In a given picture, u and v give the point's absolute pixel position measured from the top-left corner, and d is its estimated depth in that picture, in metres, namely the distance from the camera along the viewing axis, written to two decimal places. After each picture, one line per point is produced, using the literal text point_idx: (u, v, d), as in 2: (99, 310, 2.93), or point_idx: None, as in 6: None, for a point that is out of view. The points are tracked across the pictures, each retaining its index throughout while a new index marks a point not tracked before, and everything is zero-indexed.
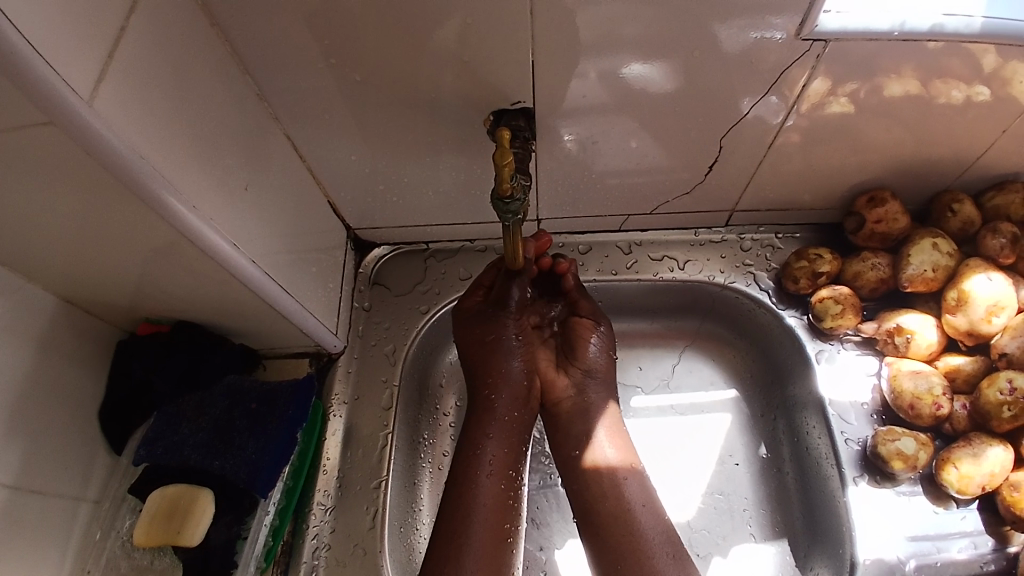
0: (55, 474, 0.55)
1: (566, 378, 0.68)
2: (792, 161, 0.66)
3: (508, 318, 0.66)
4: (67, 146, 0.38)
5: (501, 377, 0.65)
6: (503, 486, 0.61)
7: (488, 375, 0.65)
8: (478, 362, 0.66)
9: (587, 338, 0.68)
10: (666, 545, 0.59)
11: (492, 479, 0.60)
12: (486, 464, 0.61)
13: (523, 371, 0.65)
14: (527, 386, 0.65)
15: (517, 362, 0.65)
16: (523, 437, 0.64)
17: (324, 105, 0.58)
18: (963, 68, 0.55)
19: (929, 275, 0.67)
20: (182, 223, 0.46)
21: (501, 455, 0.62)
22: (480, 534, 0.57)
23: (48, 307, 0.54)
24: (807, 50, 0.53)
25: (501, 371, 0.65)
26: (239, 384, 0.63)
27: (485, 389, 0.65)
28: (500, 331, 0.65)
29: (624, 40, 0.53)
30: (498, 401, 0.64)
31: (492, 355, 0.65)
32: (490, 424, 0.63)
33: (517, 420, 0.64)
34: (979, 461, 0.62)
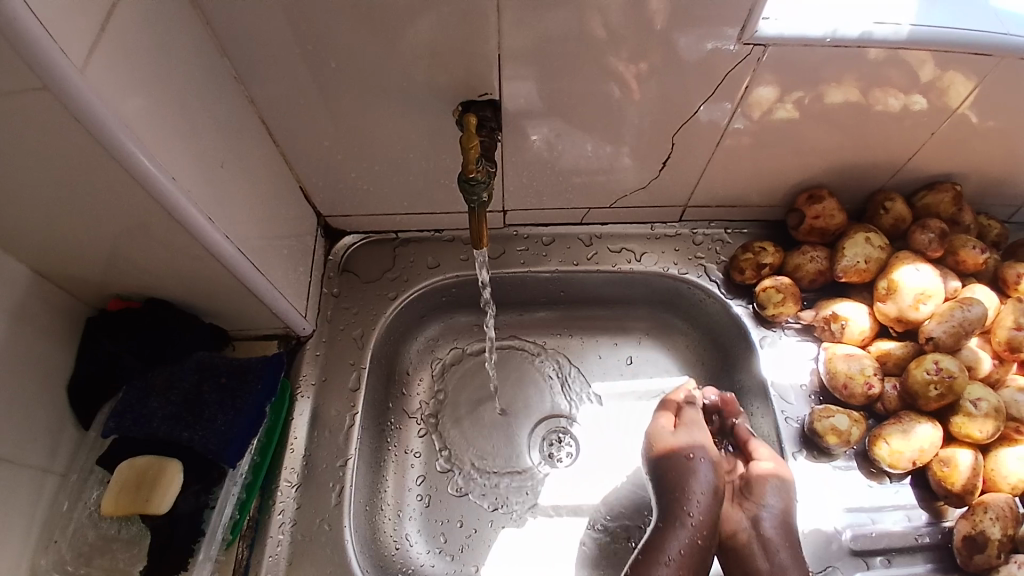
0: (23, 445, 0.56)
1: (741, 510, 0.67)
2: (743, 161, 0.71)
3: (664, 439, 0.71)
4: (58, 113, 0.40)
5: (690, 505, 0.66)
6: None
7: (671, 489, 0.67)
8: (664, 488, 0.68)
9: (766, 489, 0.66)
10: None
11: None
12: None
13: (711, 499, 0.66)
14: (711, 503, 0.66)
15: (700, 487, 0.67)
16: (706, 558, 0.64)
17: (302, 92, 0.61)
18: (897, 77, 0.61)
19: (862, 266, 0.72)
20: (165, 197, 0.48)
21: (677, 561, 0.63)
22: None
23: (22, 280, 0.55)
24: (751, 54, 0.58)
25: (681, 491, 0.66)
26: (208, 359, 0.64)
27: (671, 503, 0.66)
28: (699, 454, 0.68)
29: (588, 42, 0.57)
30: (695, 515, 0.65)
31: (682, 483, 0.67)
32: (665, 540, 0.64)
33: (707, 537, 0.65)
34: (908, 437, 0.67)
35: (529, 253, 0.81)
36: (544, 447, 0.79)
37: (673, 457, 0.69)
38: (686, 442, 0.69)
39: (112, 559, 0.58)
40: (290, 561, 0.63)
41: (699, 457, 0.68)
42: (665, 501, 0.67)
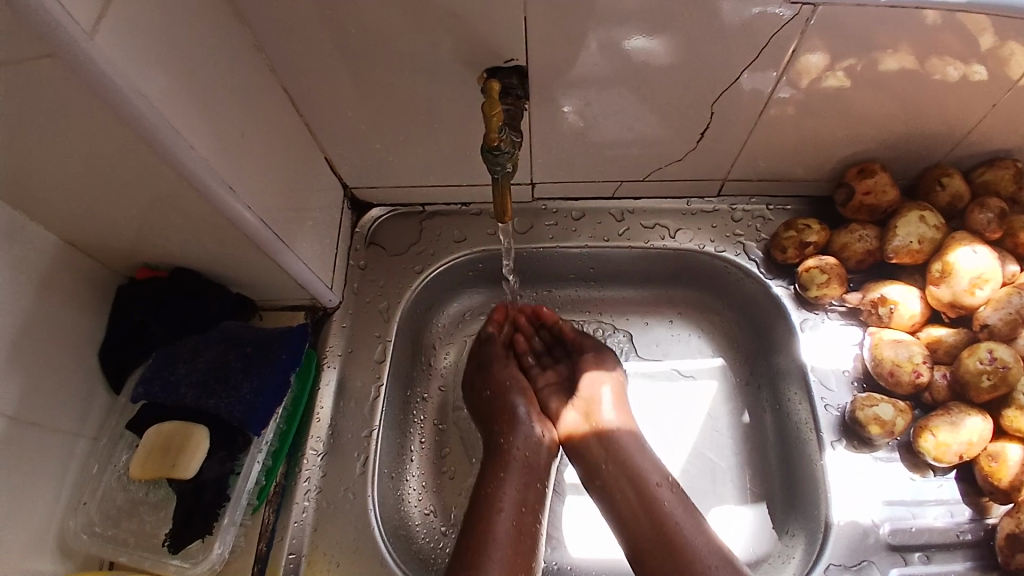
0: (52, 409, 0.57)
1: (568, 405, 0.72)
2: (786, 132, 0.67)
3: (500, 371, 0.74)
4: (70, 81, 0.40)
5: (511, 439, 0.68)
6: (517, 526, 0.61)
7: (499, 424, 0.70)
8: (489, 415, 0.72)
9: (516, 404, 0.71)
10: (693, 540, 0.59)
11: (512, 509, 0.62)
12: (498, 501, 0.62)
13: (528, 416, 0.70)
14: (539, 429, 0.70)
15: (522, 408, 0.71)
16: (538, 477, 0.66)
17: (323, 59, 0.59)
18: (956, 45, 0.55)
19: (915, 247, 0.68)
20: (180, 164, 0.48)
21: (513, 492, 0.63)
22: (498, 557, 0.58)
23: (52, 250, 0.56)
24: (799, 13, 0.53)
25: (507, 419, 0.70)
26: (235, 329, 0.65)
27: (499, 433, 0.69)
28: (512, 390, 0.72)
29: (617, 7, 0.53)
30: (517, 449, 0.67)
31: (504, 419, 0.70)
32: (505, 465, 0.66)
33: (534, 468, 0.66)
34: (957, 429, 0.63)
35: (558, 227, 0.78)
36: None
37: (485, 351, 0.76)
38: (489, 390, 0.73)
39: (140, 521, 0.60)
40: (316, 528, 0.64)
41: (500, 363, 0.75)
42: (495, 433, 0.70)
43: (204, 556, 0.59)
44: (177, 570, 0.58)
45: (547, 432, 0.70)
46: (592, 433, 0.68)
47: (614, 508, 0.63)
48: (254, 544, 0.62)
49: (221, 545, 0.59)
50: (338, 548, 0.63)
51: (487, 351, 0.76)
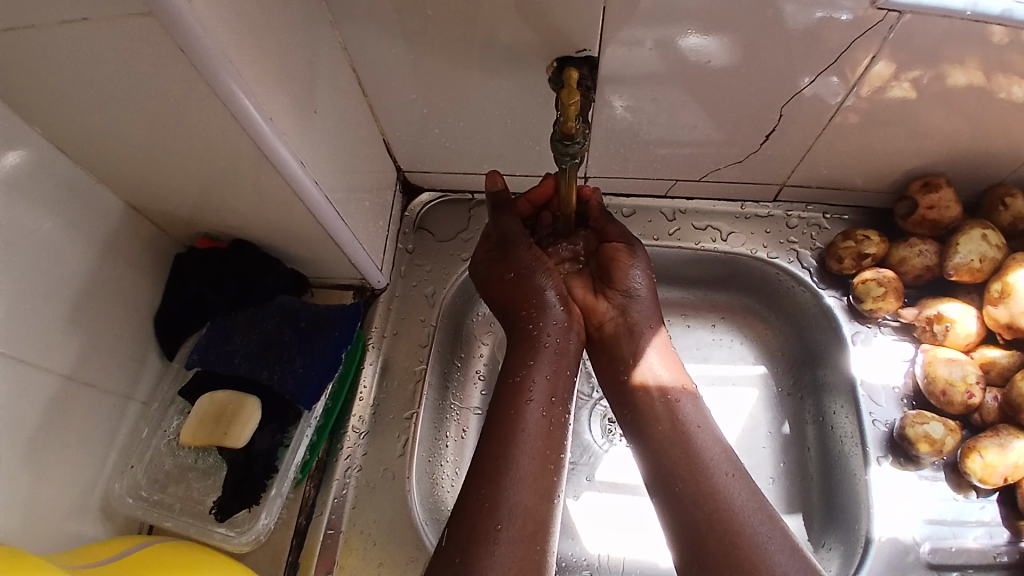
0: (108, 369, 0.58)
1: (608, 302, 0.68)
2: (849, 142, 0.66)
3: (523, 252, 0.66)
4: (163, 41, 0.40)
5: (540, 327, 0.65)
6: (543, 443, 0.58)
7: (526, 306, 0.66)
8: (511, 298, 0.66)
9: (542, 288, 0.66)
10: (734, 475, 0.57)
11: (538, 417, 0.59)
12: (528, 393, 0.60)
13: (557, 298, 0.66)
14: (566, 313, 0.66)
15: (550, 291, 0.66)
16: (570, 362, 0.64)
17: (391, 41, 0.59)
18: None
19: (975, 265, 0.67)
20: (259, 137, 0.48)
21: (544, 382, 0.62)
22: (523, 466, 0.56)
23: (115, 211, 0.57)
24: (881, 20, 0.52)
25: (536, 303, 0.66)
26: (291, 304, 0.65)
27: (526, 318, 0.65)
28: (541, 271, 0.66)
29: (692, 6, 0.52)
30: (545, 340, 0.64)
31: (531, 301, 0.65)
32: (535, 351, 0.63)
33: (565, 350, 0.64)
34: (1005, 452, 0.62)
35: None
36: (605, 424, 0.77)
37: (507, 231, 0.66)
38: (512, 271, 0.66)
39: (187, 487, 0.61)
40: (354, 505, 0.64)
41: (522, 244, 0.66)
42: (518, 320, 0.66)
43: (249, 526, 0.60)
44: (222, 539, 0.59)
45: (575, 326, 0.66)
46: (626, 327, 0.67)
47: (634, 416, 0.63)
48: (295, 516, 0.63)
49: (266, 515, 0.60)
50: (375, 527, 0.63)
51: (512, 236, 0.66)
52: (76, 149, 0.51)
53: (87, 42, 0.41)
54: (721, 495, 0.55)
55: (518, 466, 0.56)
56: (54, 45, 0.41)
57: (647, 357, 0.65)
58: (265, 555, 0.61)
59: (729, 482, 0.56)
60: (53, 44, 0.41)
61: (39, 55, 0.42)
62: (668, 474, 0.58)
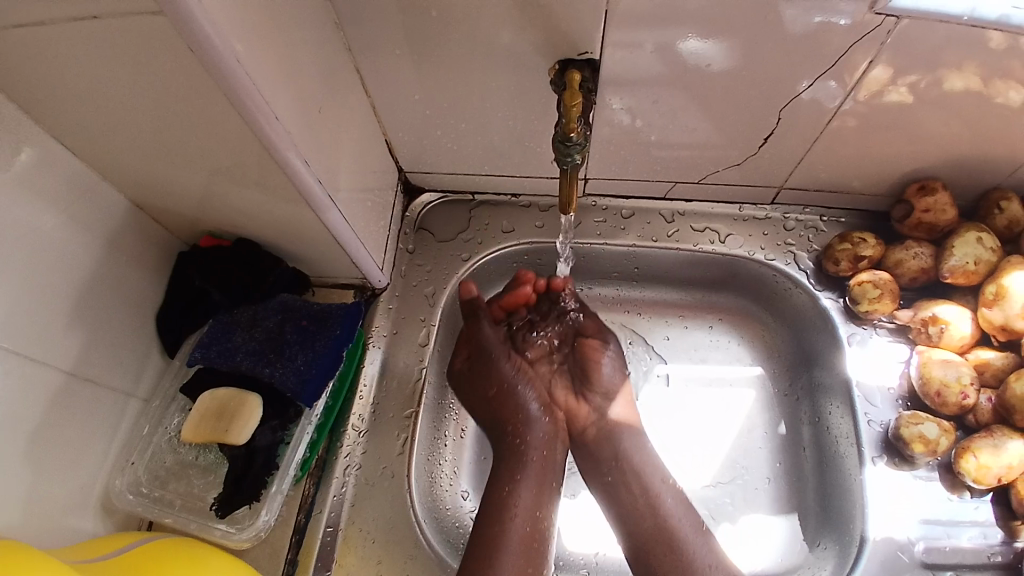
0: (110, 365, 0.58)
1: (588, 405, 0.70)
2: (847, 145, 0.67)
3: (501, 365, 0.69)
4: (173, 38, 0.40)
5: (523, 438, 0.67)
6: (528, 539, 0.61)
7: (509, 416, 0.68)
8: (495, 416, 0.69)
9: (524, 397, 0.69)
10: (713, 566, 0.61)
11: (522, 519, 0.62)
12: (513, 506, 0.62)
13: (539, 409, 0.69)
14: (550, 424, 0.68)
15: (531, 403, 0.69)
16: (554, 472, 0.66)
17: (395, 41, 0.59)
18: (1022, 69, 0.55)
19: (971, 267, 0.67)
20: (265, 135, 0.48)
21: (530, 496, 0.63)
22: (510, 562, 0.59)
23: (119, 208, 0.58)
24: (878, 25, 0.53)
25: (520, 417, 0.68)
26: (293, 302, 0.66)
27: (511, 432, 0.68)
28: (520, 379, 0.69)
29: (693, 9, 0.53)
30: (529, 442, 0.67)
31: (511, 412, 0.68)
32: (521, 465, 0.65)
33: (555, 472, 0.66)
34: (998, 453, 0.63)
35: (607, 224, 0.78)
36: None
37: (483, 342, 0.70)
38: (493, 387, 0.69)
39: (188, 483, 0.61)
40: (353, 503, 0.64)
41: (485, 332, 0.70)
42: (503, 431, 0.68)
43: (250, 522, 0.60)
44: (223, 535, 0.59)
45: (560, 436, 0.69)
46: (602, 424, 0.69)
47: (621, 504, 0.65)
48: (294, 513, 0.63)
49: (267, 512, 0.60)
50: (374, 525, 0.64)
51: (489, 345, 0.69)
52: (81, 146, 0.52)
53: (96, 39, 0.41)
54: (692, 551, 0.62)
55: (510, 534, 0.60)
56: (63, 42, 0.41)
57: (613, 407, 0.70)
58: (265, 553, 0.60)
59: (699, 540, 0.63)
60: (62, 41, 0.41)
61: (47, 52, 0.42)
62: (646, 555, 0.62)
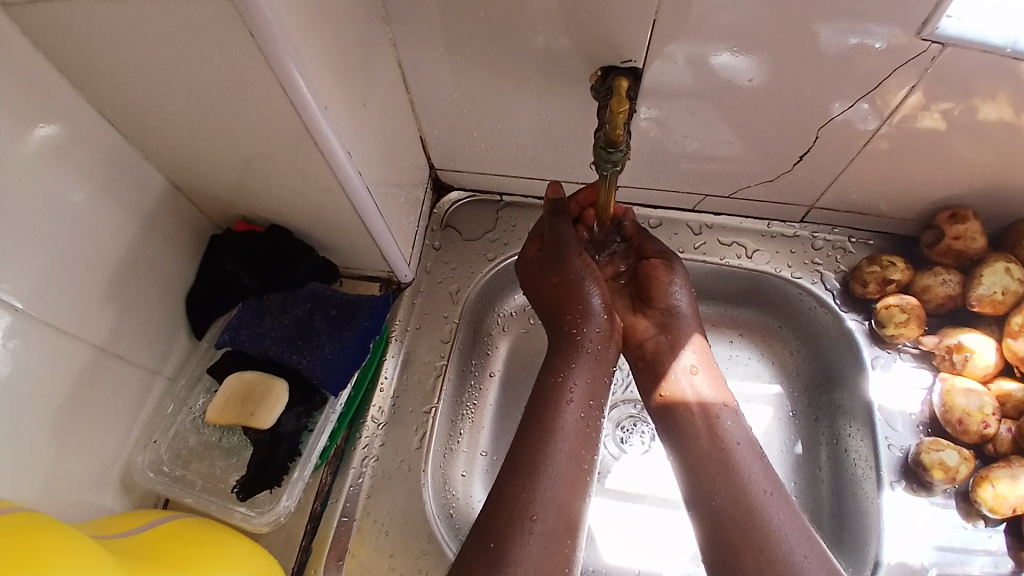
0: (138, 343, 0.59)
1: (648, 319, 0.69)
2: (878, 168, 0.67)
3: (573, 258, 0.66)
4: (234, 23, 0.41)
5: (582, 330, 0.65)
6: (584, 416, 0.60)
7: (572, 309, 0.65)
8: (555, 301, 0.66)
9: (584, 285, 0.65)
10: (772, 495, 0.56)
11: (572, 408, 0.60)
12: (567, 393, 0.61)
13: (602, 306, 0.66)
14: (611, 323, 0.66)
15: (596, 299, 0.65)
16: (607, 369, 0.64)
17: (437, 39, 0.60)
18: None
19: (998, 297, 0.67)
20: (313, 121, 0.49)
21: (583, 385, 0.62)
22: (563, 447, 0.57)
23: (157, 189, 0.58)
24: (922, 51, 0.53)
25: (581, 309, 0.65)
26: (322, 291, 0.66)
27: (570, 324, 0.65)
28: (585, 275, 0.66)
29: (734, 26, 0.53)
30: (591, 340, 0.64)
31: (575, 303, 0.65)
32: (575, 355, 0.63)
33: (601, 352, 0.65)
34: (1016, 482, 0.63)
35: None
36: (616, 431, 0.78)
37: (567, 268, 0.66)
38: (558, 276, 0.66)
39: (209, 464, 0.61)
40: (369, 495, 0.65)
41: (574, 249, 0.66)
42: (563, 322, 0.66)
43: (270, 507, 0.60)
44: (242, 518, 0.59)
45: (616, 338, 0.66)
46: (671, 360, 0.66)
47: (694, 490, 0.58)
48: (311, 501, 0.63)
49: (287, 498, 0.60)
50: (388, 518, 0.64)
51: (563, 237, 0.66)
52: (126, 125, 0.52)
53: (155, 21, 0.42)
54: (754, 517, 0.55)
55: (564, 418, 0.59)
56: (122, 22, 0.42)
57: (694, 374, 0.65)
58: (280, 538, 0.61)
59: (765, 500, 0.56)
60: (122, 21, 0.42)
61: (104, 32, 0.43)
62: (726, 535, 0.55)
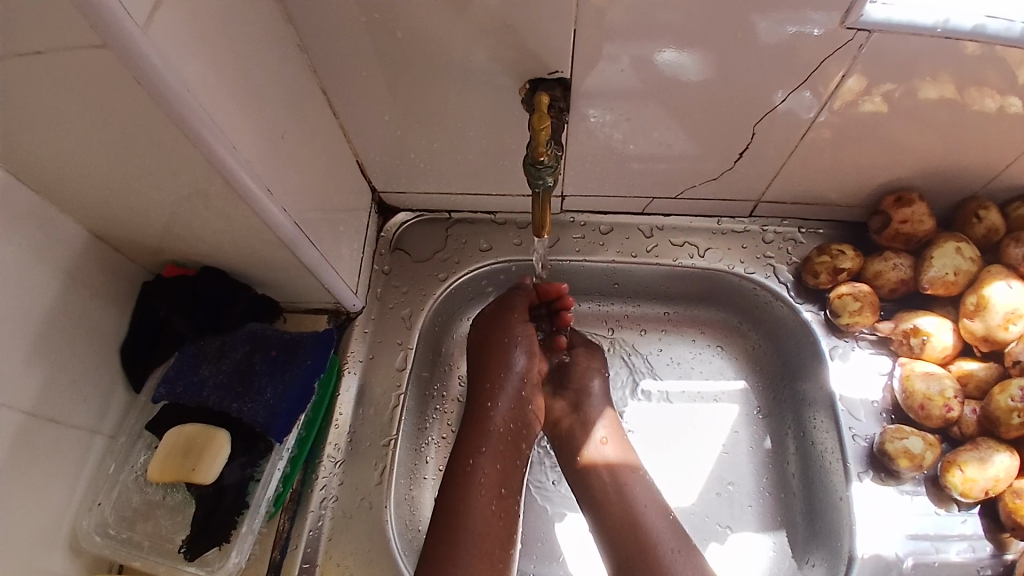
0: (72, 405, 0.57)
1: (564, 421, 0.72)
2: (821, 156, 0.66)
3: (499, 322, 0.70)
4: (122, 71, 0.39)
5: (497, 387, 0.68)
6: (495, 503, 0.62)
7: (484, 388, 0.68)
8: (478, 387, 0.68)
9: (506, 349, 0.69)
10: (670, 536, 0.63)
11: (486, 483, 0.63)
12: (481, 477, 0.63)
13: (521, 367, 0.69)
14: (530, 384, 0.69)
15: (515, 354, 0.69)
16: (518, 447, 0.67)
17: (358, 63, 0.58)
18: (994, 77, 0.54)
19: (950, 278, 0.67)
20: (221, 165, 0.47)
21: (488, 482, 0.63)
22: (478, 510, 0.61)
23: (79, 242, 0.56)
24: (851, 38, 0.52)
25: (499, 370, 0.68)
26: (260, 331, 0.65)
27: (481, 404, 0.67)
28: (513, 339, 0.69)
29: (653, 26, 0.53)
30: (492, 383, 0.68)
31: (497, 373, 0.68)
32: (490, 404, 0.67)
33: (518, 418, 0.68)
34: (984, 466, 0.62)
35: (585, 241, 0.78)
36: None
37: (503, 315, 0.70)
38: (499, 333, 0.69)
39: (155, 524, 0.59)
40: (330, 537, 0.63)
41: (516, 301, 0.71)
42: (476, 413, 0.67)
43: (220, 564, 0.58)
44: None
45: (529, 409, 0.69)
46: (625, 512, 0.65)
47: (604, 522, 0.65)
48: (269, 550, 0.61)
49: (237, 553, 0.59)
50: (351, 559, 0.62)
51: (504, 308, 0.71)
52: (33, 178, 0.50)
53: (40, 73, 0.39)
54: (666, 573, 0.60)
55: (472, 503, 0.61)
56: (5, 75, 0.40)
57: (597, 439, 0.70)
58: None
59: (673, 558, 0.62)
60: (6, 76, 0.40)
61: None
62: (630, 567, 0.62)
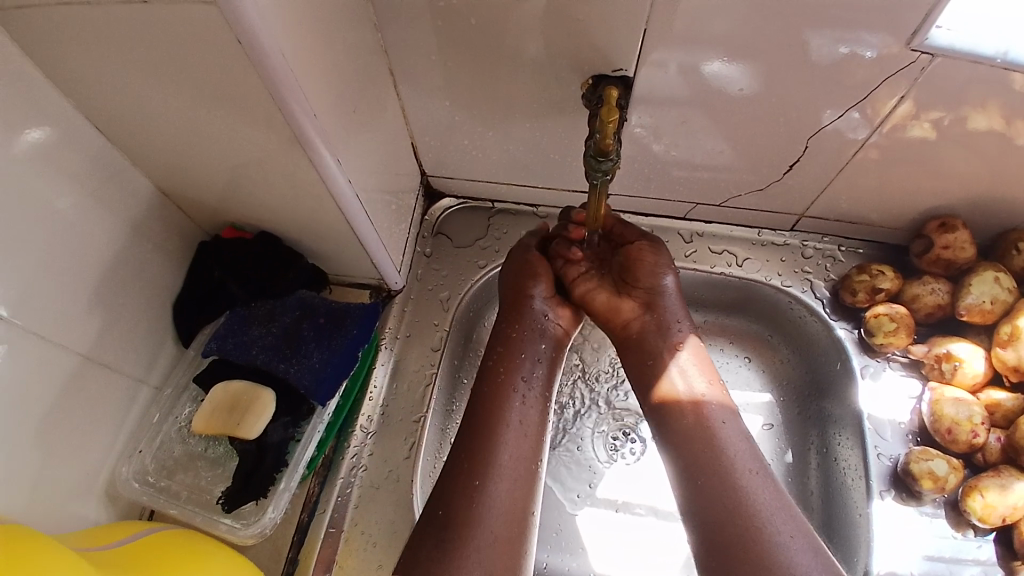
0: (125, 352, 0.58)
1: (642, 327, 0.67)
2: (868, 177, 0.67)
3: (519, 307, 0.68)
4: (223, 30, 0.40)
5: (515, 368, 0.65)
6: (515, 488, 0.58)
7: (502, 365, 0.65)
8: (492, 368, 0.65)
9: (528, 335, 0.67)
10: (776, 506, 0.55)
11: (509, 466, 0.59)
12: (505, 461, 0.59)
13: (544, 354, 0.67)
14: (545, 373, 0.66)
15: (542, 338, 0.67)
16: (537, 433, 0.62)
17: (426, 46, 0.59)
18: None
19: (987, 307, 0.68)
20: (301, 131, 0.48)
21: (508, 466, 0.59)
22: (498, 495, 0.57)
23: (146, 196, 0.58)
24: (913, 61, 0.53)
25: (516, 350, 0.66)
26: (310, 298, 0.66)
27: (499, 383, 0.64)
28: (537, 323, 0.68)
29: (716, 36, 0.54)
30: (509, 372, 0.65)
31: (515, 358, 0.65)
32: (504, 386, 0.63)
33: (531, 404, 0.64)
34: (1006, 493, 0.63)
35: None
36: (607, 440, 0.78)
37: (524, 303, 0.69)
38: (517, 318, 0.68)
39: (194, 475, 0.61)
40: (357, 505, 0.64)
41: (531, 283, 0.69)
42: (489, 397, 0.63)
43: (255, 519, 0.60)
44: (227, 530, 0.59)
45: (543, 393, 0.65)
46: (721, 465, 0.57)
47: (695, 483, 0.57)
48: (298, 512, 0.63)
49: (273, 509, 0.60)
50: (376, 528, 0.63)
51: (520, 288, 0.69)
52: (112, 129, 0.52)
53: (142, 26, 0.41)
54: (770, 546, 0.52)
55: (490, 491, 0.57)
56: (108, 25, 0.42)
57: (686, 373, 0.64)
58: (266, 550, 0.61)
59: (752, 477, 0.56)
60: (109, 27, 0.42)
61: (92, 37, 0.43)
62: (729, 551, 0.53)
